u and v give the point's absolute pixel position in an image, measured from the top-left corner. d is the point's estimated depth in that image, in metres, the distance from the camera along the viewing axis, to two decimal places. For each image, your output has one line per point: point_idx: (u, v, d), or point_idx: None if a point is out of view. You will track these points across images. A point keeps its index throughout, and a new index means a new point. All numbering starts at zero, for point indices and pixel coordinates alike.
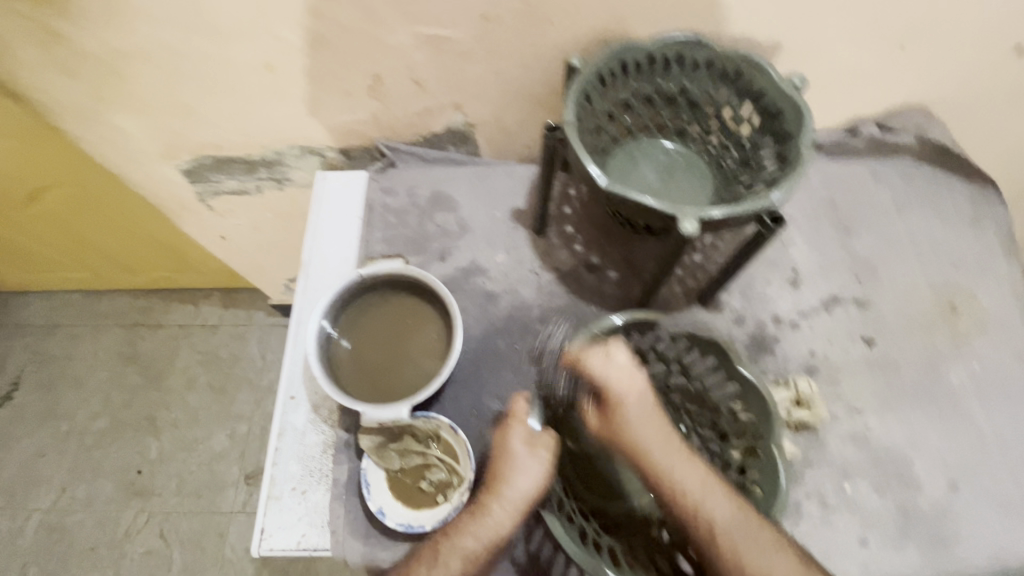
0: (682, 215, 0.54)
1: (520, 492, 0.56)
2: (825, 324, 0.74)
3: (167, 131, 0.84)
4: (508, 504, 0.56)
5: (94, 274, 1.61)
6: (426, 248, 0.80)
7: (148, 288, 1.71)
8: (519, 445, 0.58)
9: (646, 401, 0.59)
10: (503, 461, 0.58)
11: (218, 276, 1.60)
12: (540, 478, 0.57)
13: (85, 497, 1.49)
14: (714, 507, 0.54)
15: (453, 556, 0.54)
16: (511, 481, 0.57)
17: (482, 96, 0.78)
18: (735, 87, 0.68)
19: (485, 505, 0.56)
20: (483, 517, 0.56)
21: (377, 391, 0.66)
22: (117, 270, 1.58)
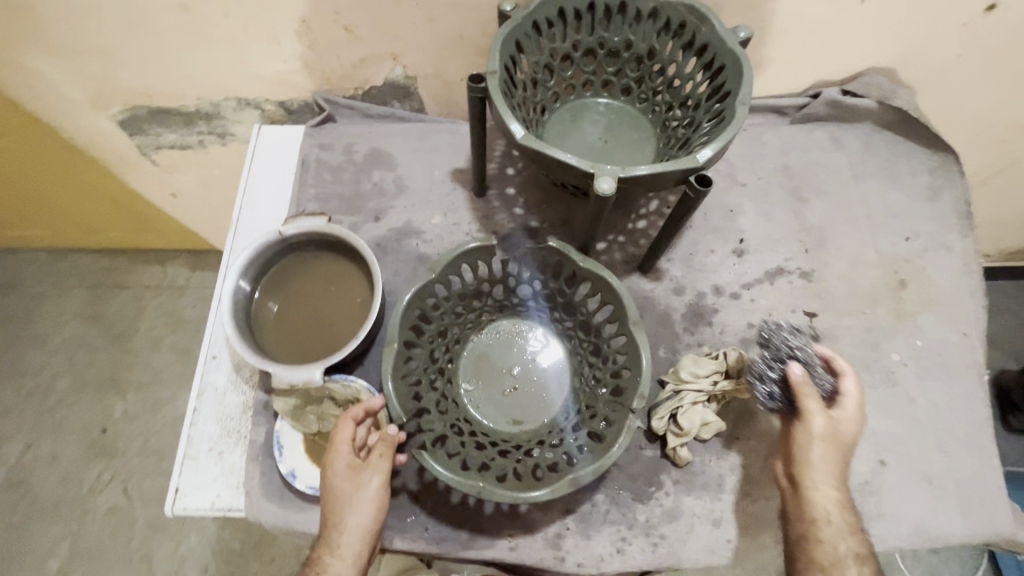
0: (599, 173, 0.51)
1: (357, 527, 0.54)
2: (766, 296, 0.71)
3: (91, 76, 0.80)
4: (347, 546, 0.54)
5: (56, 232, 1.58)
6: (360, 207, 0.77)
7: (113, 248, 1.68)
8: (347, 487, 0.55)
9: (840, 438, 0.57)
10: (331, 502, 0.55)
11: (182, 237, 1.57)
12: (373, 510, 0.55)
13: (50, 454, 1.49)
14: (821, 515, 0.55)
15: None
16: (344, 521, 0.54)
17: (419, 46, 0.73)
18: (679, 40, 0.64)
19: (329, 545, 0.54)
20: (326, 559, 0.54)
21: (296, 353, 0.64)
22: (78, 228, 1.55)
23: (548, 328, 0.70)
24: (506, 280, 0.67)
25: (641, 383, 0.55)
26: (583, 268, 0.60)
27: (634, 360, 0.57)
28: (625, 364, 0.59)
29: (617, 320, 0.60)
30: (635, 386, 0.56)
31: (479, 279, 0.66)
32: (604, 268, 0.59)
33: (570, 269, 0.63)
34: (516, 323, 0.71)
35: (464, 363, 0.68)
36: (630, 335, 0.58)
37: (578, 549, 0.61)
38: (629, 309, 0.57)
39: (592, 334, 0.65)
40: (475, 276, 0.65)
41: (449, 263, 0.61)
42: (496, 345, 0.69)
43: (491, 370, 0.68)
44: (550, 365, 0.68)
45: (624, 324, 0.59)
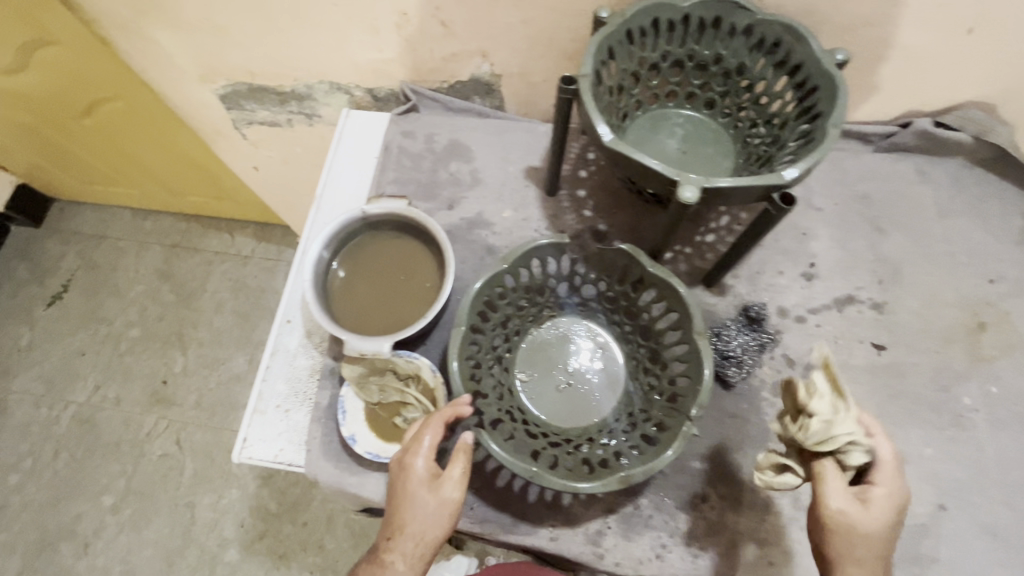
0: (683, 181, 0.52)
1: (425, 532, 0.54)
2: (833, 323, 0.70)
3: (204, 52, 0.86)
4: (408, 549, 0.54)
5: (142, 192, 1.71)
6: (436, 194, 0.81)
7: (190, 213, 1.80)
8: (421, 490, 0.54)
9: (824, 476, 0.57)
10: (401, 503, 0.55)
11: (254, 209, 1.67)
12: (444, 524, 0.54)
13: (115, 397, 1.61)
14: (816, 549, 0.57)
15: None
16: (413, 525, 0.54)
17: (509, 45, 0.76)
18: (771, 58, 0.64)
19: (395, 542, 0.54)
20: (388, 555, 0.54)
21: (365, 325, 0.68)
22: (162, 191, 1.67)
23: (608, 330, 0.71)
24: (570, 278, 0.69)
25: (700, 393, 0.55)
26: (650, 273, 0.61)
27: (693, 368, 0.57)
28: (684, 372, 0.59)
29: (680, 328, 0.60)
30: (692, 394, 0.56)
31: (546, 274, 0.68)
32: (672, 274, 0.59)
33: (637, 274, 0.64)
34: (577, 321, 0.72)
35: (524, 355, 0.71)
36: (691, 344, 0.58)
37: (617, 548, 0.62)
38: (695, 318, 0.57)
39: (652, 340, 0.66)
40: (543, 271, 0.68)
41: (520, 255, 0.63)
42: (555, 341, 0.71)
43: (548, 364, 0.70)
44: (605, 366, 0.69)
45: (685, 332, 0.59)
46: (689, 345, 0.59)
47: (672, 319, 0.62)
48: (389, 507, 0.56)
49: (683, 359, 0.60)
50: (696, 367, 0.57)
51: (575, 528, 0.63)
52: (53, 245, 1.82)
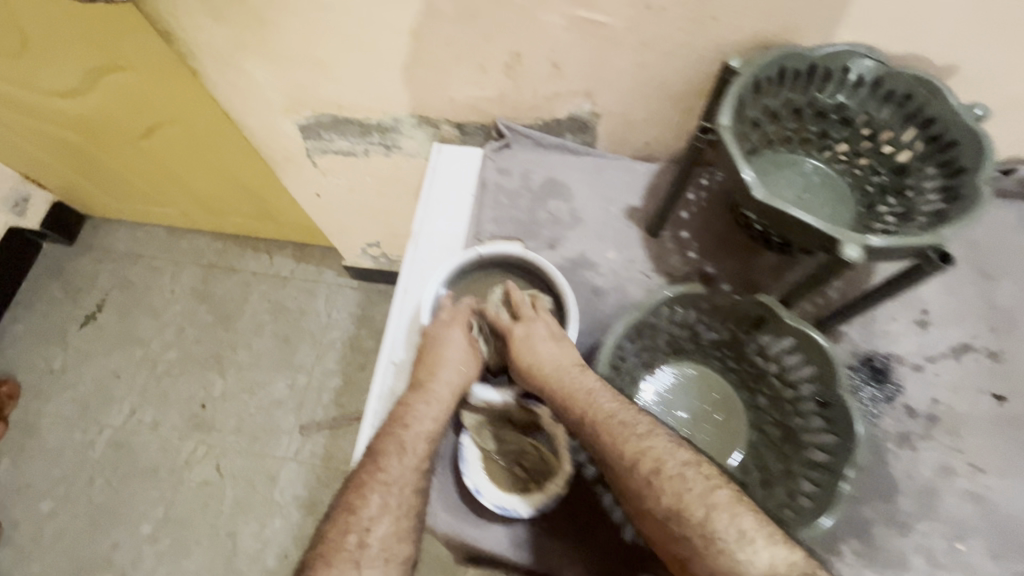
0: (844, 239, 0.51)
1: (432, 405, 0.64)
2: (951, 372, 0.70)
3: (295, 85, 0.85)
4: (421, 422, 0.63)
5: (182, 212, 1.68)
6: (536, 234, 0.80)
7: (227, 232, 1.78)
8: (452, 374, 0.66)
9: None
10: (428, 372, 0.66)
11: (296, 230, 1.65)
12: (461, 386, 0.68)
13: (152, 421, 1.57)
14: None
15: (388, 467, 0.61)
16: (431, 410, 0.64)
17: (618, 87, 0.76)
18: (900, 109, 0.63)
19: (409, 417, 0.64)
20: (409, 427, 0.63)
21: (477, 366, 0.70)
22: (203, 211, 1.65)
23: (725, 379, 0.70)
24: (692, 327, 0.68)
25: (854, 455, 0.53)
26: (787, 325, 0.60)
27: (842, 428, 0.56)
28: (828, 430, 0.58)
29: (822, 383, 0.59)
30: (846, 454, 0.54)
31: (671, 323, 0.67)
32: (812, 327, 0.58)
33: (768, 325, 0.63)
34: (691, 368, 0.71)
35: (640, 400, 0.69)
36: (837, 401, 0.57)
37: None
38: (842, 374, 0.56)
39: (782, 392, 0.64)
40: (668, 320, 0.66)
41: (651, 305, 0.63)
42: (672, 388, 0.70)
43: (668, 413, 0.68)
44: (724, 416, 0.69)
45: (830, 389, 0.58)
46: (834, 403, 0.57)
47: (810, 373, 0.61)
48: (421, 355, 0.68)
49: (827, 417, 0.58)
50: (846, 428, 0.55)
51: None
52: (86, 263, 1.79)
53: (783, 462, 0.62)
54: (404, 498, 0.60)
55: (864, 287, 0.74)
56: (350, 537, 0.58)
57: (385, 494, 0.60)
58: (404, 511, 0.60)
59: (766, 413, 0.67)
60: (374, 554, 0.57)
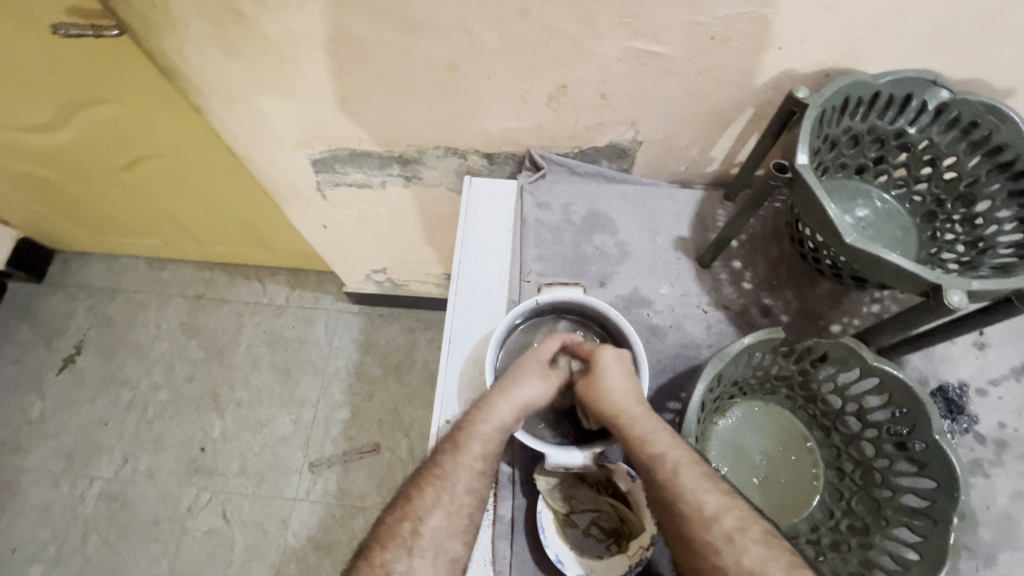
0: (946, 284, 0.50)
1: (499, 419, 0.59)
2: (1014, 394, 0.69)
3: (312, 119, 0.79)
4: (487, 434, 0.59)
5: (165, 243, 1.58)
6: (584, 270, 0.76)
7: (214, 261, 1.68)
8: (528, 390, 0.61)
9: None
10: (501, 387, 0.61)
11: (291, 257, 1.57)
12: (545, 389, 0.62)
13: (147, 470, 1.47)
14: None
15: (462, 461, 0.58)
16: (494, 415, 0.60)
17: (665, 115, 0.72)
18: (965, 136, 0.62)
19: (471, 421, 0.60)
20: (471, 430, 0.59)
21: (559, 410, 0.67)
22: (189, 241, 1.55)
23: (795, 417, 0.68)
24: (765, 368, 0.66)
25: (960, 502, 0.53)
26: (871, 366, 0.59)
27: (941, 472, 0.55)
28: (921, 473, 0.57)
29: (910, 424, 0.58)
30: (949, 500, 0.54)
31: (745, 366, 0.64)
32: (898, 368, 0.57)
33: (848, 364, 0.61)
34: (759, 406, 0.69)
35: (714, 446, 0.66)
36: (931, 444, 0.56)
37: None
38: (934, 417, 0.55)
39: (859, 430, 0.63)
40: (742, 366, 0.64)
41: (732, 354, 0.59)
42: (743, 430, 0.68)
43: (742, 456, 0.66)
44: (798, 456, 0.67)
45: (920, 432, 0.57)
46: (926, 446, 0.57)
47: (894, 413, 0.60)
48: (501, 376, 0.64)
49: (918, 458, 0.58)
50: (946, 473, 0.55)
51: None
52: (59, 302, 1.66)
53: (871, 506, 0.60)
54: (456, 496, 0.57)
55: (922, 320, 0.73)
56: (405, 525, 0.56)
57: (465, 479, 0.58)
58: (458, 512, 0.57)
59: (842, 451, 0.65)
60: (425, 548, 0.55)
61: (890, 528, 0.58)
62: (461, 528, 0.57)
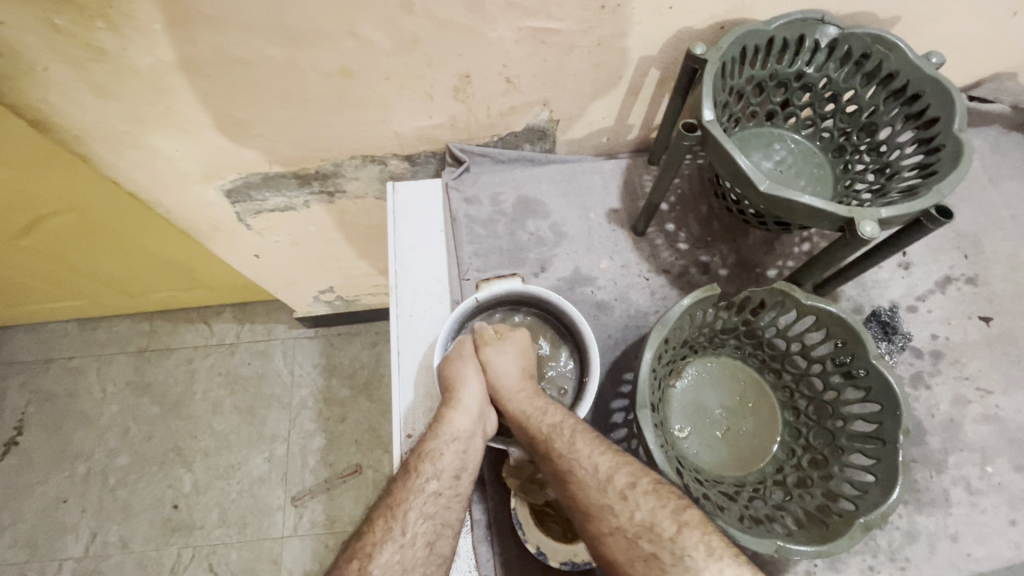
0: (858, 217, 0.51)
1: (451, 434, 0.59)
2: (941, 306, 0.73)
3: (213, 150, 0.75)
4: (442, 450, 0.58)
5: (92, 301, 1.48)
6: (523, 259, 0.75)
7: (151, 310, 1.59)
8: (469, 396, 0.61)
9: None
10: (452, 401, 0.61)
11: (233, 292, 1.50)
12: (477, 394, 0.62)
13: (120, 540, 1.39)
14: None
15: (418, 485, 0.57)
16: (447, 430, 0.59)
17: (575, 90, 0.72)
18: (859, 69, 0.64)
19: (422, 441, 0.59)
20: (421, 449, 0.59)
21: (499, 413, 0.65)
22: (118, 295, 1.46)
23: (746, 365, 0.70)
24: (711, 326, 0.67)
25: (904, 419, 0.56)
26: (806, 305, 0.60)
27: (883, 394, 0.58)
28: (866, 398, 0.60)
29: (850, 353, 0.61)
30: (894, 420, 0.56)
31: (693, 328, 0.65)
32: (830, 302, 0.59)
33: (786, 308, 0.63)
34: (712, 362, 0.70)
35: (673, 409, 0.67)
36: (870, 370, 0.58)
37: None
38: (869, 343, 0.58)
39: (806, 367, 0.65)
40: (689, 326, 0.64)
41: (676, 318, 0.60)
42: (700, 387, 0.69)
43: (703, 413, 0.67)
44: (755, 402, 0.69)
45: (859, 360, 0.59)
46: (867, 373, 0.59)
47: (834, 346, 0.62)
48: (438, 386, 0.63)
49: (861, 385, 0.60)
50: (889, 396, 0.57)
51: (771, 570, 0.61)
52: None
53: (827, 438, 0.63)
54: (410, 526, 0.55)
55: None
56: (354, 563, 0.53)
57: (427, 501, 0.56)
58: (413, 542, 0.54)
59: (794, 390, 0.67)
60: None
61: (847, 456, 0.61)
62: (419, 558, 0.53)
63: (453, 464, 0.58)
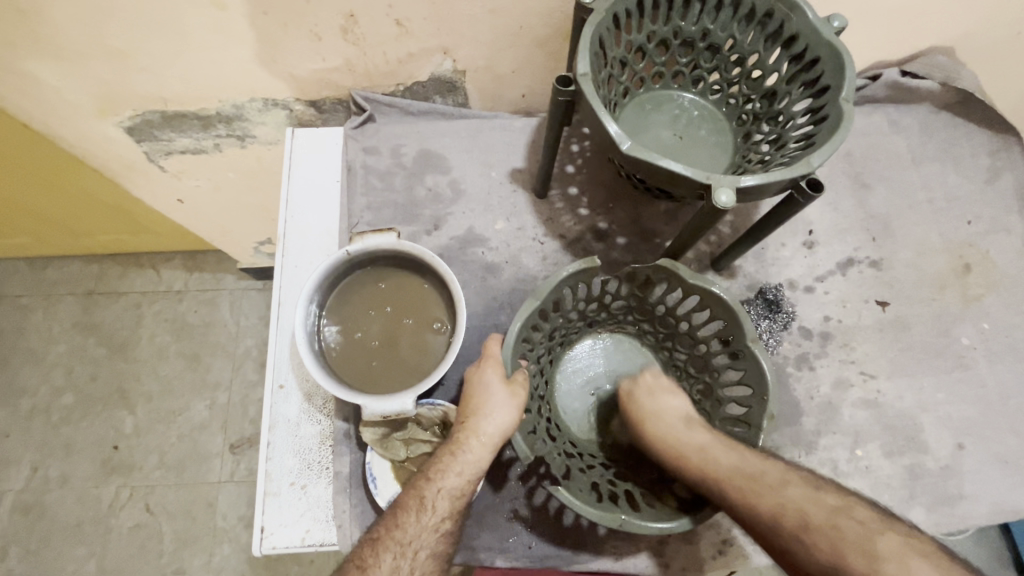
0: (716, 184, 0.49)
1: (484, 450, 0.54)
2: (839, 288, 0.71)
3: (100, 81, 0.71)
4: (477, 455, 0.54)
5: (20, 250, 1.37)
6: (417, 216, 0.74)
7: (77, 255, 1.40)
8: (497, 426, 0.54)
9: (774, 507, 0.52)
10: (473, 413, 0.54)
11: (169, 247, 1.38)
12: (516, 408, 0.54)
13: (61, 476, 1.26)
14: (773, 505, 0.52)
15: (434, 512, 0.52)
16: (487, 442, 0.54)
17: (474, 39, 0.68)
18: (763, 30, 0.61)
19: (437, 473, 0.53)
20: (437, 483, 0.53)
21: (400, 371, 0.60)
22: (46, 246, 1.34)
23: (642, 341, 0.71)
24: (601, 299, 0.66)
25: (767, 406, 0.55)
26: (688, 284, 0.59)
27: (756, 380, 0.57)
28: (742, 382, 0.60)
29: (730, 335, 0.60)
30: (759, 407, 0.56)
31: (579, 302, 0.65)
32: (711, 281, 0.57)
33: (673, 285, 0.62)
34: (609, 337, 0.71)
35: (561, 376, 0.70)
36: (746, 353, 0.57)
37: (680, 554, 0.62)
38: (746, 327, 0.56)
39: (694, 348, 0.65)
40: (576, 299, 0.64)
41: (555, 292, 0.59)
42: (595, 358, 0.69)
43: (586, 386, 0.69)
44: None
45: (738, 344, 0.59)
46: (743, 357, 0.58)
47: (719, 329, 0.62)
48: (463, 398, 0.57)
49: (738, 368, 0.60)
50: (759, 385, 0.56)
51: (618, 533, 0.63)
52: None
53: (705, 420, 0.64)
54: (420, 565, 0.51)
55: (753, 218, 0.73)
56: None
57: (431, 535, 0.52)
58: None
59: (684, 370, 0.68)
60: None
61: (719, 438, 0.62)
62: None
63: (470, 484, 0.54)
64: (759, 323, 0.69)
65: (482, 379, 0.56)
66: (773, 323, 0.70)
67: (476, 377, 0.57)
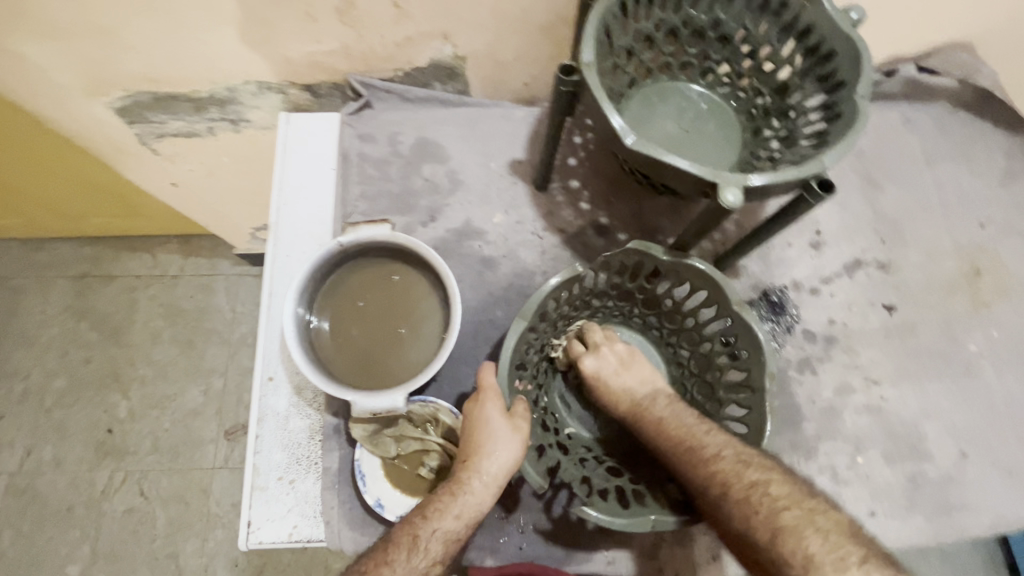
0: (722, 183, 0.47)
1: (483, 493, 0.52)
2: (846, 290, 0.69)
3: (87, 60, 0.69)
4: (477, 498, 0.52)
5: (9, 233, 1.34)
6: (413, 206, 0.71)
7: (70, 238, 1.38)
8: (500, 467, 0.52)
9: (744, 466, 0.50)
10: (475, 452, 0.53)
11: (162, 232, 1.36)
12: (519, 449, 0.53)
13: (54, 459, 1.25)
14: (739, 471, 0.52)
15: (424, 556, 0.49)
16: (489, 486, 0.52)
17: (475, 24, 0.65)
18: (776, 20, 0.58)
19: (434, 514, 0.51)
20: (433, 522, 0.50)
21: (393, 365, 0.58)
22: (34, 229, 1.32)
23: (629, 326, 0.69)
24: (582, 295, 0.65)
25: (766, 363, 0.55)
26: (667, 263, 0.59)
27: (748, 338, 0.57)
28: (735, 349, 0.60)
29: (716, 305, 0.60)
30: (758, 366, 0.56)
31: (558, 301, 0.63)
32: (691, 257, 0.57)
33: (660, 272, 0.62)
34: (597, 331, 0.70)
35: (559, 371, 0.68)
36: (735, 317, 0.57)
37: (674, 558, 0.61)
38: (730, 292, 0.56)
39: (681, 321, 0.65)
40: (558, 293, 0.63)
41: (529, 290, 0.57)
42: None
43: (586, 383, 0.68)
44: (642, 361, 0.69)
45: (723, 307, 0.58)
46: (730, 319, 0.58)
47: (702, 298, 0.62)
48: (463, 437, 0.55)
49: (730, 334, 0.59)
50: (753, 348, 0.56)
51: (612, 536, 0.61)
52: None
53: (708, 392, 0.64)
54: None
55: (760, 218, 0.71)
56: None
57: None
58: None
59: (677, 344, 0.67)
60: None
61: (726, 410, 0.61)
62: None
63: (466, 529, 0.51)
64: (765, 325, 0.68)
65: (481, 416, 0.54)
66: (777, 325, 0.68)
67: (474, 413, 0.55)
